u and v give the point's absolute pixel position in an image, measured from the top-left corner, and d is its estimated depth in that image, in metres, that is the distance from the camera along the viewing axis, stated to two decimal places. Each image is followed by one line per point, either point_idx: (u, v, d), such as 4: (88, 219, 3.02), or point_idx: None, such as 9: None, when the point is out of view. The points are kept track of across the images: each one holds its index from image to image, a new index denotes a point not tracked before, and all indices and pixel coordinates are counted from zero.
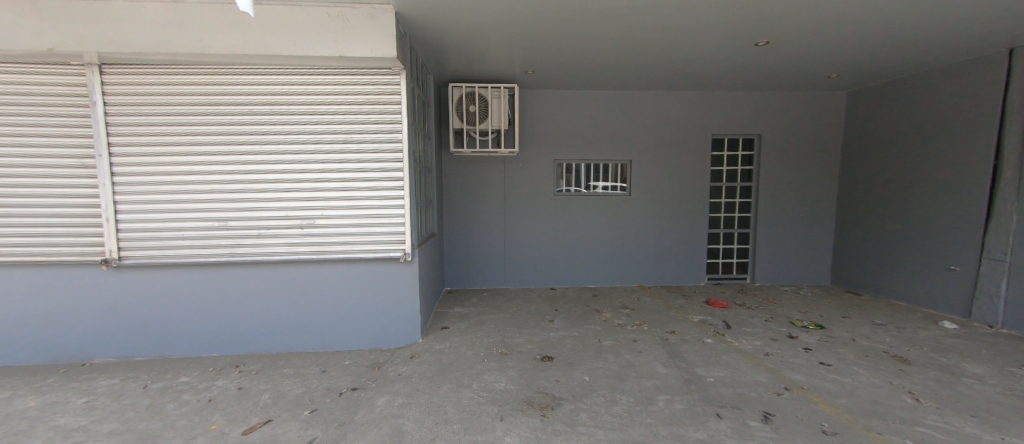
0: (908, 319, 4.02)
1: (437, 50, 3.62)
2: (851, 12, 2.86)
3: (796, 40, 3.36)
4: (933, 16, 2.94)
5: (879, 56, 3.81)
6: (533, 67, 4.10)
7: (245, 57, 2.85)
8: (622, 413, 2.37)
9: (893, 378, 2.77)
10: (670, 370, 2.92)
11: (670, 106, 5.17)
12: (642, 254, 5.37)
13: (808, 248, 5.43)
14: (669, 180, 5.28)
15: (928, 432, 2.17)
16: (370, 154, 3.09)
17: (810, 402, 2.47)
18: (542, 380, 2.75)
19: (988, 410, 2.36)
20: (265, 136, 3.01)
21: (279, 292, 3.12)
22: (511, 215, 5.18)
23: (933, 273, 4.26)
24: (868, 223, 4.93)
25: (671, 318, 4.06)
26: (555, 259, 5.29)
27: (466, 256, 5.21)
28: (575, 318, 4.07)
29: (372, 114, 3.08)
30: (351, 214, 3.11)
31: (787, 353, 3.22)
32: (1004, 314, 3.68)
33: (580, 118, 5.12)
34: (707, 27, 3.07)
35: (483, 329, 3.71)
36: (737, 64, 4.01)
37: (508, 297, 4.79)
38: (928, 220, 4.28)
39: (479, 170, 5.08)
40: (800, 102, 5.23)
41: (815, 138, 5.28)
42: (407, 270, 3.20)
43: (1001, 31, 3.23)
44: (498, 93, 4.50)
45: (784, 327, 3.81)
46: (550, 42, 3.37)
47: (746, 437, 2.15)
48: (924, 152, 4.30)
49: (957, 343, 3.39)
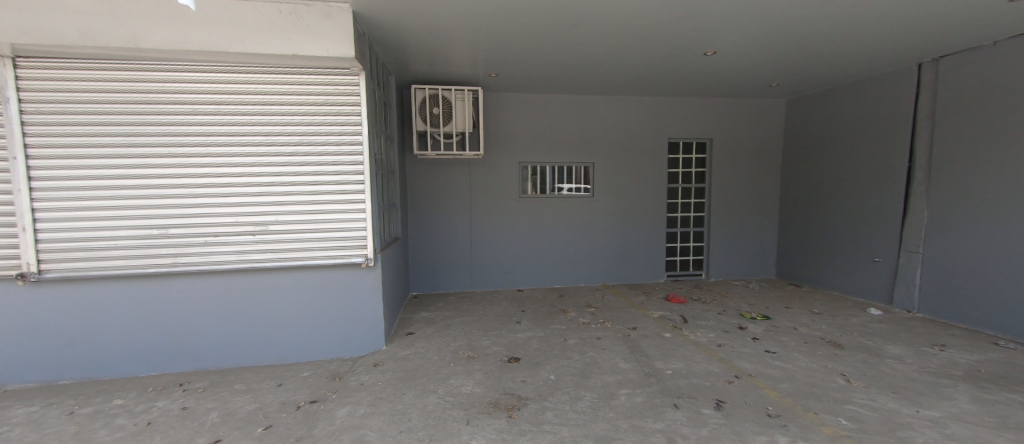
0: (842, 307, 4.39)
1: (398, 52, 3.56)
2: (785, 28, 3.12)
3: (738, 51, 3.61)
4: (855, 33, 3.25)
5: (812, 68, 4.15)
6: (496, 70, 4.14)
7: (185, 53, 2.67)
8: (585, 409, 2.42)
9: (829, 362, 3.01)
10: (631, 365, 3.02)
11: (628, 110, 5.36)
12: (604, 253, 5.52)
13: (756, 244, 5.81)
14: (628, 181, 5.46)
15: (857, 409, 2.38)
16: (327, 156, 2.98)
17: (756, 388, 2.64)
18: (508, 381, 2.76)
19: (905, 386, 2.63)
20: (211, 138, 2.83)
21: (230, 304, 2.94)
22: (477, 217, 5.17)
23: (861, 265, 4.68)
24: (806, 219, 5.35)
25: (632, 315, 4.20)
26: (521, 261, 5.33)
27: (433, 260, 5.14)
28: (541, 318, 4.12)
29: (329, 115, 2.97)
30: (307, 220, 2.98)
31: (736, 343, 3.43)
32: (919, 300, 4.12)
33: (543, 121, 5.20)
34: (658, 36, 3.22)
35: (450, 333, 3.67)
36: (686, 72, 4.23)
37: (475, 300, 4.77)
38: (857, 217, 4.69)
39: (442, 172, 5.03)
40: (746, 109, 5.59)
41: (759, 141, 5.66)
42: (370, 276, 3.12)
43: (911, 48, 3.61)
44: (462, 96, 4.46)
45: (735, 319, 4.05)
46: (510, 46, 3.42)
47: (700, 424, 2.26)
48: (852, 154, 4.72)
49: (882, 327, 3.74)
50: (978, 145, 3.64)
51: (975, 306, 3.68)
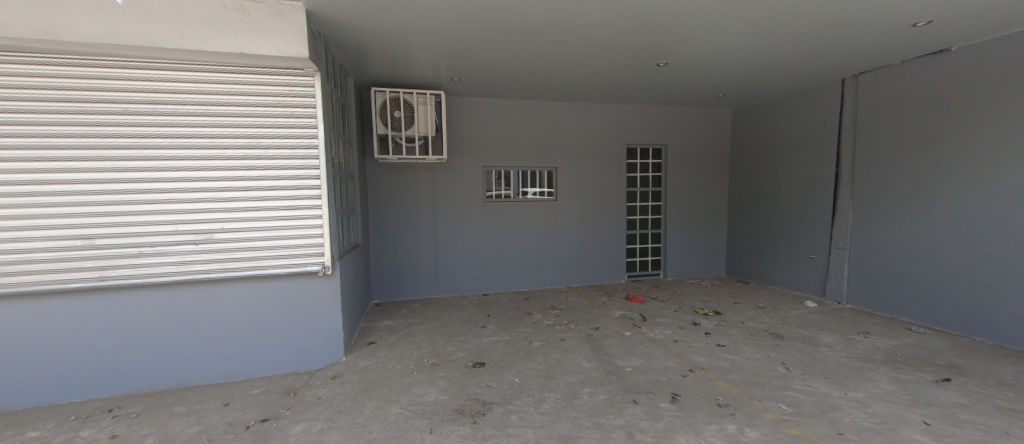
0: (784, 301, 4.73)
1: (356, 53, 3.47)
2: (729, 43, 3.34)
3: (689, 63, 3.82)
4: (788, 50, 3.52)
5: (754, 80, 4.45)
6: (458, 75, 4.13)
7: (116, 48, 2.46)
8: (549, 410, 2.46)
9: (771, 352, 3.24)
10: (594, 364, 3.10)
11: (588, 116, 5.51)
12: (567, 255, 5.62)
13: (707, 244, 6.14)
14: (589, 184, 5.61)
15: (795, 394, 2.57)
16: (279, 160, 2.85)
17: (708, 380, 2.79)
18: (472, 387, 2.74)
19: (836, 371, 2.87)
20: (145, 139, 2.61)
21: (171, 320, 2.73)
22: (441, 222, 5.11)
23: (799, 262, 5.07)
24: (751, 220, 5.72)
25: (595, 315, 4.31)
26: (485, 265, 5.32)
27: (396, 266, 5.02)
28: (507, 322, 4.13)
29: (281, 117, 2.84)
30: (258, 227, 2.83)
31: (691, 338, 3.60)
32: (848, 292, 4.52)
33: (507, 126, 5.24)
34: (614, 46, 3.35)
35: (413, 341, 3.59)
36: (641, 81, 4.43)
37: (439, 306, 4.71)
38: (794, 217, 5.08)
39: (404, 177, 4.94)
40: (696, 117, 5.92)
41: (708, 148, 6.00)
42: (327, 285, 3.01)
43: (838, 64, 3.97)
44: (424, 99, 4.41)
45: (690, 315, 4.26)
46: (471, 50, 3.43)
47: (657, 418, 2.35)
48: (790, 160, 5.11)
49: (817, 318, 4.07)
50: (893, 152, 4.05)
51: (894, 296, 4.09)
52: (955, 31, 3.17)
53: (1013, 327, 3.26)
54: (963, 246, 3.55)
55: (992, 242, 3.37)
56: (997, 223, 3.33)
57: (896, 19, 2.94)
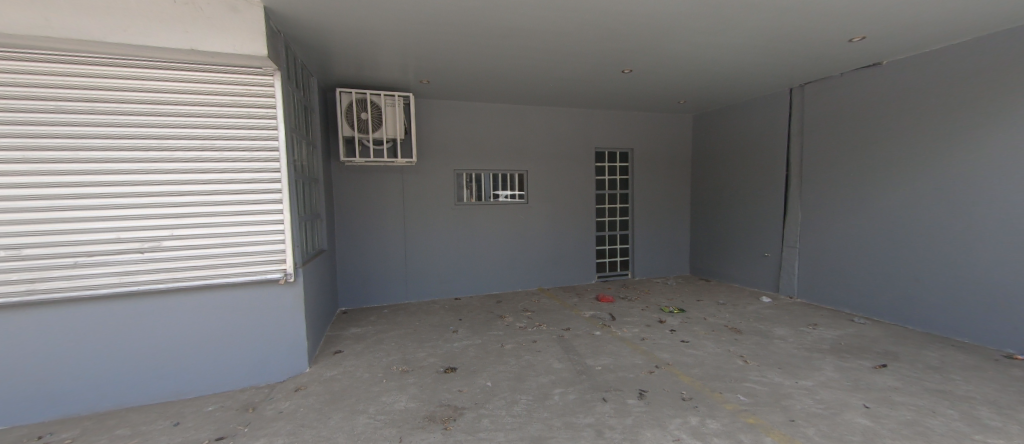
0: (742, 297, 4.98)
1: (319, 53, 3.37)
2: (688, 53, 3.51)
3: (652, 71, 3.97)
4: (742, 60, 3.73)
5: (712, 88, 4.68)
6: (426, 77, 4.10)
7: (46, 40, 2.26)
8: (520, 412, 2.47)
9: (731, 346, 3.40)
10: (565, 364, 3.15)
11: (557, 119, 5.60)
12: (537, 257, 5.67)
13: (671, 245, 6.37)
14: (558, 187, 5.69)
15: (752, 385, 2.71)
16: (234, 163, 2.71)
17: (673, 376, 2.89)
18: (443, 393, 2.72)
19: (788, 362, 3.06)
20: (81, 141, 2.40)
21: (115, 335, 2.54)
22: (411, 226, 5.04)
23: (754, 260, 5.35)
24: (711, 221, 6.00)
25: (565, 316, 4.37)
26: (456, 268, 5.28)
27: (364, 272, 4.89)
28: (478, 325, 4.12)
29: (238, 118, 2.71)
30: (212, 234, 2.68)
31: (657, 335, 3.73)
32: (799, 287, 4.82)
33: (476, 130, 5.24)
34: (581, 52, 3.44)
35: (382, 348, 3.51)
36: (607, 87, 4.56)
37: (410, 312, 4.63)
38: (751, 218, 5.36)
39: (372, 181, 4.83)
40: (659, 122, 6.14)
41: (672, 152, 6.24)
42: (289, 292, 2.89)
43: (786, 75, 4.24)
44: (392, 101, 4.35)
45: (656, 313, 4.40)
46: (439, 53, 3.42)
47: (625, 414, 2.42)
48: (746, 163, 5.40)
49: (772, 312, 4.31)
50: (835, 156, 4.36)
51: (839, 289, 4.40)
52: (886, 46, 3.47)
53: (940, 316, 3.59)
54: (896, 242, 3.88)
55: (920, 238, 3.69)
56: (924, 221, 3.66)
57: (834, 35, 3.18)
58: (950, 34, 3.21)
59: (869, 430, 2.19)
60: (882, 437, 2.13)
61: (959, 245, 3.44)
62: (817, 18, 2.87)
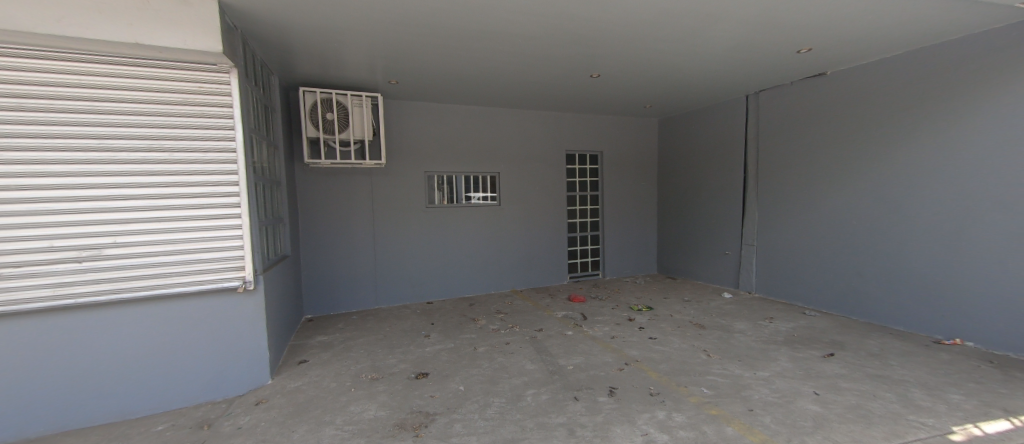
0: (705, 294, 5.19)
1: (280, 50, 3.25)
2: (654, 60, 3.64)
3: (619, 76, 4.09)
4: (703, 67, 3.90)
5: (676, 93, 4.86)
6: (395, 77, 4.04)
7: None
8: (493, 415, 2.47)
9: (695, 341, 3.54)
10: (537, 365, 3.17)
11: (527, 122, 5.64)
12: (509, 259, 5.69)
13: (640, 244, 6.56)
14: (530, 189, 5.73)
15: (715, 378, 2.83)
16: (184, 165, 2.54)
17: (642, 372, 2.97)
18: (414, 399, 2.67)
19: (747, 354, 3.21)
20: (5, 140, 2.17)
21: (50, 353, 2.32)
22: (380, 229, 4.93)
23: (716, 257, 5.59)
24: (677, 220, 6.21)
25: (538, 317, 4.41)
26: (428, 272, 5.21)
27: (331, 277, 4.74)
28: (451, 329, 4.08)
29: (189, 117, 2.54)
30: (162, 242, 2.51)
31: (626, 333, 3.82)
32: (757, 283, 5.08)
33: (446, 132, 5.19)
34: (551, 56, 3.49)
35: (350, 356, 3.41)
36: (575, 91, 4.65)
37: (380, 317, 4.53)
38: (713, 217, 5.60)
39: (338, 183, 4.70)
40: (627, 125, 6.31)
41: (639, 154, 6.42)
42: (249, 301, 2.76)
43: (744, 82, 4.46)
44: (359, 102, 4.24)
45: (625, 312, 4.51)
46: (407, 53, 3.37)
47: (596, 412, 2.46)
48: (708, 166, 5.63)
49: (733, 307, 4.52)
50: (788, 158, 4.63)
51: (793, 284, 4.67)
52: (830, 57, 3.72)
53: (881, 307, 3.87)
54: (842, 239, 4.16)
55: (863, 235, 3.98)
56: (865, 219, 3.95)
57: (785, 45, 3.38)
58: (887, 47, 3.48)
59: (820, 415, 2.33)
60: (831, 422, 2.27)
61: (896, 241, 3.74)
62: (770, 30, 3.05)
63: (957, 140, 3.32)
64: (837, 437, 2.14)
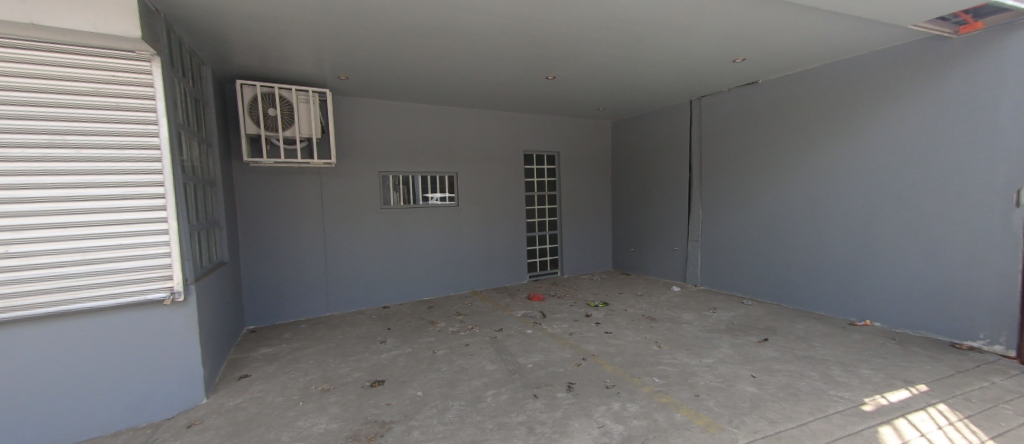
0: (656, 288, 5.43)
1: (213, 39, 3.00)
2: (605, 63, 3.75)
3: (573, 78, 4.17)
4: (652, 72, 4.07)
5: (627, 97, 5.04)
6: (346, 73, 3.87)
7: None
8: (452, 419, 2.42)
9: (647, 333, 3.69)
10: (497, 365, 3.16)
11: (484, 122, 5.62)
12: (468, 260, 5.63)
13: (596, 242, 6.73)
14: (488, 189, 5.70)
15: (665, 368, 2.96)
16: (97, 164, 2.26)
17: (598, 366, 3.04)
18: (369, 408, 2.57)
19: (694, 343, 3.39)
20: None
21: None
22: (331, 232, 4.70)
23: (665, 253, 5.87)
24: (630, 218, 6.45)
25: (498, 317, 4.40)
26: (383, 275, 5.04)
27: (277, 285, 4.44)
28: (409, 333, 3.97)
29: (102, 109, 2.26)
30: (70, 251, 2.22)
31: (583, 329, 3.90)
32: (702, 276, 5.38)
33: (401, 131, 5.05)
34: (505, 56, 3.50)
35: (299, 368, 3.21)
36: (532, 91, 4.68)
37: (332, 325, 4.31)
38: (662, 215, 5.86)
39: (283, 184, 4.42)
40: (582, 127, 6.45)
41: (594, 155, 6.60)
42: (179, 313, 2.52)
43: (688, 88, 4.71)
44: (306, 97, 4.02)
45: (583, 308, 4.62)
46: (357, 48, 3.24)
47: (554, 408, 2.49)
48: (657, 166, 5.89)
49: (682, 300, 4.76)
50: (728, 158, 4.94)
51: (733, 276, 4.99)
52: (762, 67, 4.02)
53: (809, 294, 4.23)
54: (775, 233, 4.51)
55: (792, 229, 4.34)
56: (794, 214, 4.31)
57: (723, 54, 3.60)
58: (810, 59, 3.81)
59: (756, 396, 2.51)
60: (766, 401, 2.45)
61: (820, 234, 4.10)
62: (710, 40, 3.25)
63: (867, 143, 3.70)
64: (772, 414, 2.30)
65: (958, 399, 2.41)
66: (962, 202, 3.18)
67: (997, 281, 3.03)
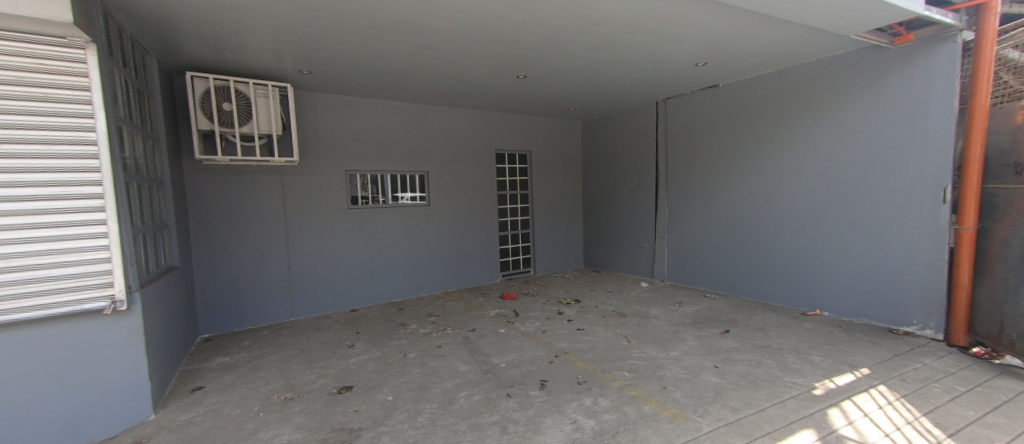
0: (625, 284, 5.54)
1: (159, 27, 2.79)
2: (575, 64, 3.79)
3: (544, 78, 4.19)
4: (620, 74, 4.14)
5: (597, 97, 5.11)
6: (309, 67, 3.72)
7: None
8: (424, 422, 2.37)
9: (618, 329, 3.75)
10: (469, 365, 3.12)
11: (456, 121, 5.54)
12: (440, 260, 5.55)
13: (568, 241, 6.80)
14: (459, 188, 5.64)
15: (635, 362, 3.02)
16: (24, 162, 2.05)
17: (570, 363, 3.06)
18: (336, 416, 2.47)
19: (662, 337, 3.48)
20: None
21: None
22: (294, 234, 4.50)
23: (634, 250, 6.01)
24: (600, 217, 6.55)
25: (470, 317, 4.35)
26: (351, 278, 4.88)
27: (235, 291, 4.21)
28: (378, 336, 3.86)
29: (26, 100, 2.05)
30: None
31: (556, 327, 3.92)
32: (668, 272, 5.54)
33: (369, 129, 4.90)
34: (475, 54, 3.46)
35: (259, 377, 3.05)
36: (504, 90, 4.66)
37: (296, 330, 4.14)
38: (631, 213, 5.99)
39: (241, 184, 4.19)
40: (553, 127, 6.49)
41: (565, 154, 6.66)
42: (121, 323, 2.32)
43: (654, 89, 4.83)
44: (265, 91, 3.82)
45: (555, 306, 4.64)
46: (320, 41, 3.11)
47: (527, 406, 2.48)
48: (626, 166, 6.01)
49: (650, 295, 4.88)
50: (691, 158, 5.10)
51: (696, 271, 5.16)
52: (722, 71, 4.18)
53: (766, 288, 4.43)
54: (734, 229, 4.69)
55: (751, 225, 4.52)
56: (752, 211, 4.49)
57: (686, 58, 3.72)
58: (766, 65, 3.99)
59: (719, 385, 2.60)
60: (728, 390, 2.54)
61: (776, 229, 4.30)
62: (673, 43, 3.34)
63: (817, 144, 3.91)
64: (733, 402, 2.40)
65: (896, 379, 2.60)
66: (898, 199, 3.42)
67: (927, 271, 3.28)
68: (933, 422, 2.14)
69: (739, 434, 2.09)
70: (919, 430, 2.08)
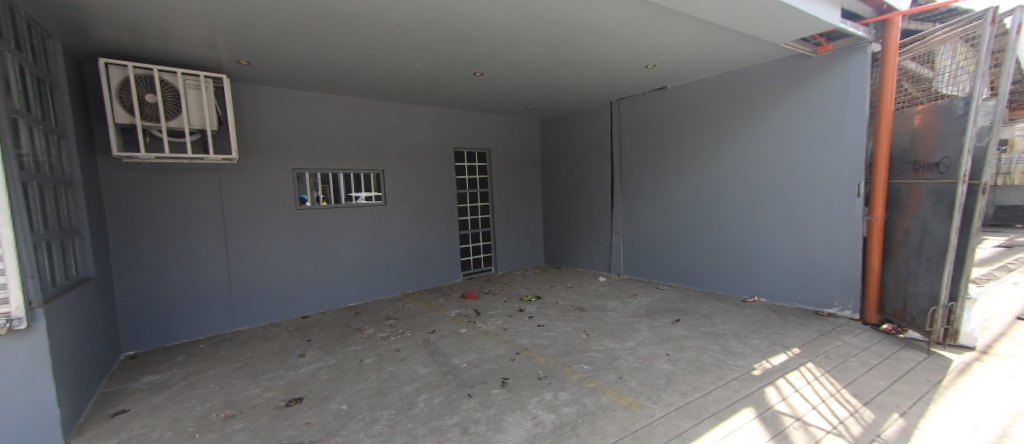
0: (584, 279, 5.67)
1: (62, 7, 2.47)
2: (530, 62, 3.83)
3: (501, 75, 4.19)
4: (575, 73, 4.23)
5: (553, 97, 5.19)
6: (247, 58, 3.46)
7: None
8: (380, 430, 2.28)
9: (577, 323, 3.82)
10: (429, 368, 3.04)
11: (412, 118, 5.40)
12: (397, 261, 5.39)
13: (528, 238, 6.85)
14: (417, 187, 5.50)
15: (593, 354, 3.09)
16: None
17: (531, 359, 3.08)
18: (284, 431, 2.32)
19: (618, 329, 3.59)
20: None
21: None
22: (235, 238, 4.18)
23: (592, 246, 6.17)
24: (559, 214, 6.66)
25: (430, 318, 4.26)
26: (301, 283, 4.62)
27: (168, 301, 3.85)
28: (332, 343, 3.68)
29: None
30: None
31: (516, 324, 3.93)
32: (623, 266, 5.74)
33: (318, 126, 4.65)
34: (429, 49, 3.40)
35: (194, 395, 2.79)
36: (460, 87, 4.61)
37: (240, 341, 3.85)
38: (588, 210, 6.14)
39: (172, 185, 3.83)
40: (512, 125, 6.51)
41: (524, 153, 6.70)
42: (17, 345, 2.03)
43: (607, 90, 4.97)
44: (197, 83, 3.50)
45: (516, 303, 4.66)
46: (258, 29, 2.90)
47: (488, 405, 2.46)
48: (583, 164, 6.16)
49: (607, 289, 5.03)
50: (642, 156, 5.31)
51: (649, 264, 5.38)
52: (668, 75, 4.37)
53: (712, 278, 4.69)
54: (683, 224, 4.92)
55: (696, 219, 4.77)
56: (698, 206, 4.74)
57: (635, 60, 3.86)
58: (707, 69, 4.23)
59: (670, 372, 2.72)
60: (679, 375, 2.67)
61: (719, 223, 4.57)
62: (625, 45, 3.46)
63: (754, 143, 4.19)
64: (683, 387, 2.52)
65: (822, 357, 2.85)
66: (821, 193, 3.74)
67: (847, 258, 3.62)
68: (852, 393, 2.37)
69: (688, 417, 2.20)
70: (841, 401, 2.29)
